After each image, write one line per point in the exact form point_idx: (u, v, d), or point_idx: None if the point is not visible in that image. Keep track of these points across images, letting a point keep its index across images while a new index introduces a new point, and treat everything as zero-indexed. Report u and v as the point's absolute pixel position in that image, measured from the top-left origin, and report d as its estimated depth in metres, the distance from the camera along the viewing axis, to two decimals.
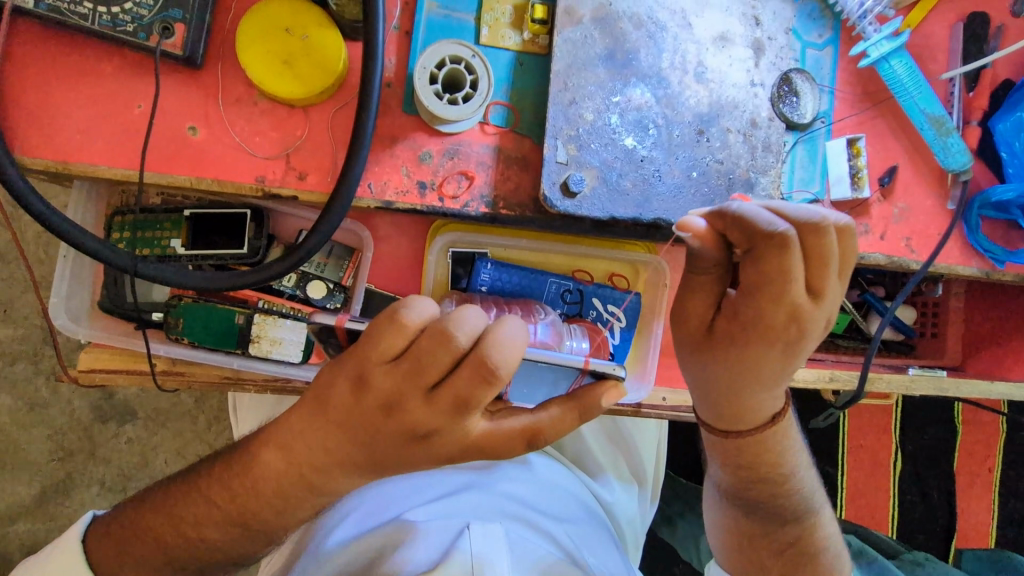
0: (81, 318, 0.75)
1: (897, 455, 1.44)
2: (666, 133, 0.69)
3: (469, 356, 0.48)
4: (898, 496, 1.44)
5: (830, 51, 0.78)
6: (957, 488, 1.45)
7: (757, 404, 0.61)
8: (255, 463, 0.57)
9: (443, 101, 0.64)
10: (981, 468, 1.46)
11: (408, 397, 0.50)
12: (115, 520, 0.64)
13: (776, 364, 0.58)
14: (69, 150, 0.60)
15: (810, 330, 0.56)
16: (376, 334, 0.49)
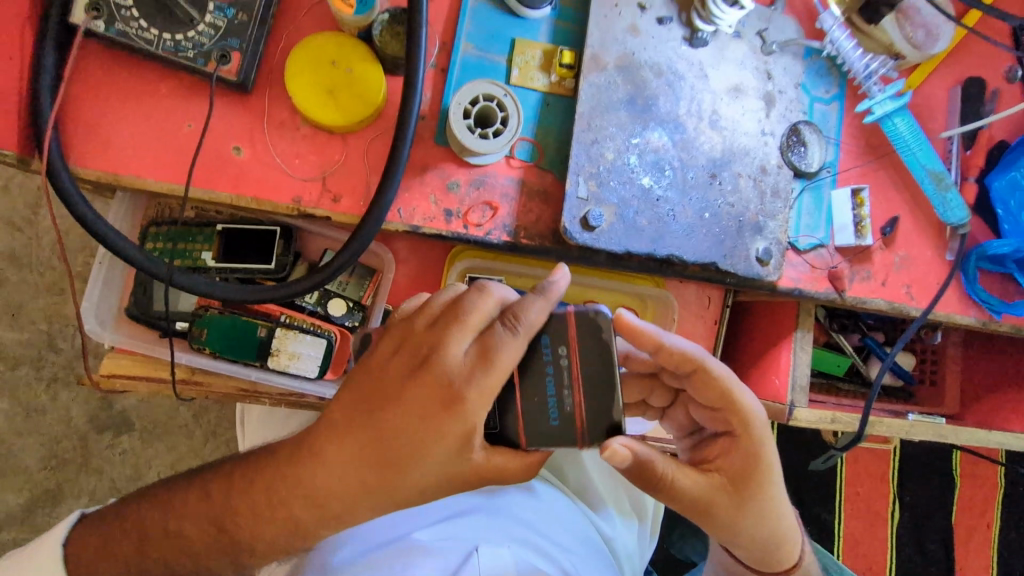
0: (108, 323, 0.77)
1: (893, 505, 1.44)
2: (681, 175, 0.73)
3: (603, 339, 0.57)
4: (893, 547, 1.44)
5: (836, 107, 0.83)
6: (953, 540, 1.45)
7: (768, 526, 0.65)
8: None
9: (475, 135, 0.68)
10: (977, 521, 1.46)
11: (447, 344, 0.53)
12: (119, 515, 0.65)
13: (766, 491, 0.64)
14: (120, 162, 0.63)
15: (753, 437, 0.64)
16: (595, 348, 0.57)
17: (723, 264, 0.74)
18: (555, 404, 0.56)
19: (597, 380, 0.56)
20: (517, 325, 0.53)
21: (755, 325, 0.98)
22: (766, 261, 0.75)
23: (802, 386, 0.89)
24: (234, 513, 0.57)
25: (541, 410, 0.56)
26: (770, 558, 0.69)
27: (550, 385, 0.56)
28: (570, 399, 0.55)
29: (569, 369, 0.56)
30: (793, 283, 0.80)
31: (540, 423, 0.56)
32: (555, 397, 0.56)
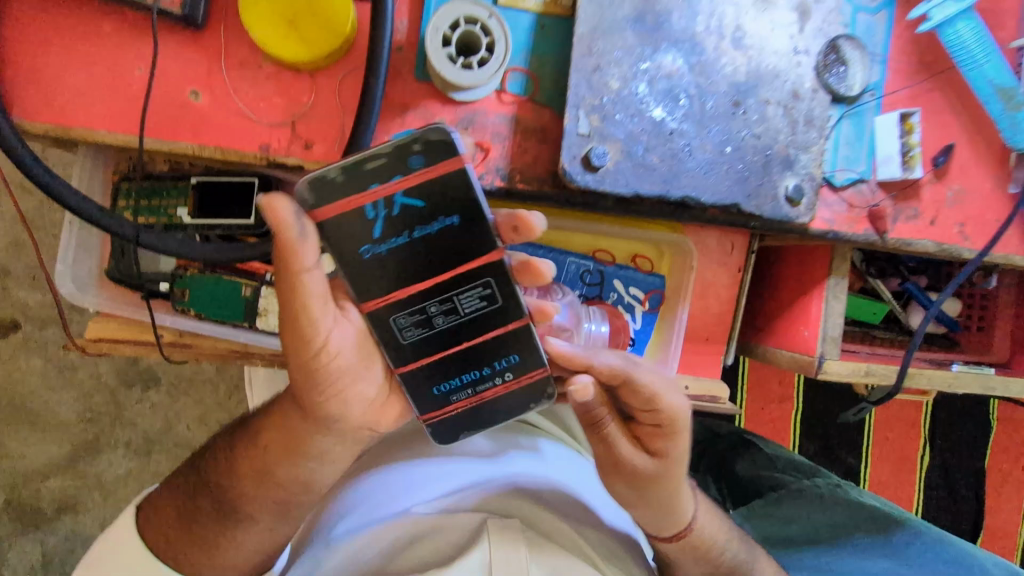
0: (89, 286, 0.74)
1: (925, 451, 1.37)
2: (699, 104, 0.64)
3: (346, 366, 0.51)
4: (922, 493, 1.38)
5: (883, 16, 0.71)
6: (986, 485, 1.39)
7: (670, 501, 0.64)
8: (287, 430, 0.58)
9: (456, 65, 0.59)
10: (1014, 466, 1.39)
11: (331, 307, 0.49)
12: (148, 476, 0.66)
13: (674, 470, 0.61)
14: (68, 113, 0.57)
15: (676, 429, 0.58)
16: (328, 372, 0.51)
17: (746, 206, 0.66)
18: (456, 388, 0.55)
19: (493, 406, 0.56)
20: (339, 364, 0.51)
21: (783, 271, 0.89)
22: (796, 201, 0.67)
23: (834, 337, 0.81)
24: (254, 475, 0.61)
25: (439, 376, 0.54)
26: (667, 529, 0.68)
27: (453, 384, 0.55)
28: (458, 397, 0.55)
29: (495, 387, 0.55)
30: (827, 224, 0.71)
31: (425, 384, 0.54)
32: (461, 388, 0.55)
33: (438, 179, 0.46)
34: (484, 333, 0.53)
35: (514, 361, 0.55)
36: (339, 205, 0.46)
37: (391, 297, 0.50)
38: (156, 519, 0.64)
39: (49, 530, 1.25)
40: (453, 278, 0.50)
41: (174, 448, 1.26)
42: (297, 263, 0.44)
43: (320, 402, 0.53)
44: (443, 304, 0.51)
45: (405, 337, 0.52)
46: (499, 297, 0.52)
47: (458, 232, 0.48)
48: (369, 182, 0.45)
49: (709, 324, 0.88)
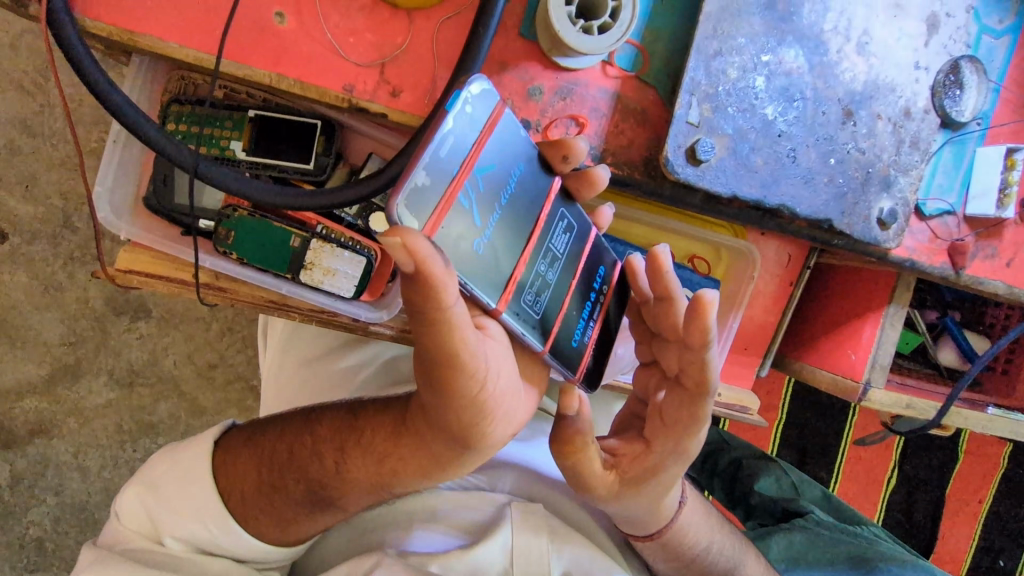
0: (123, 213, 0.68)
1: (892, 475, 1.40)
2: (812, 108, 0.60)
3: (492, 398, 0.49)
4: (883, 516, 1.41)
5: (1007, 41, 0.67)
6: (943, 512, 1.41)
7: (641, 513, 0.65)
8: (409, 440, 0.55)
9: (576, 28, 0.54)
10: (986, 503, 1.42)
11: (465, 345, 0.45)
12: (252, 435, 0.64)
13: (662, 485, 0.62)
14: (138, 19, 0.53)
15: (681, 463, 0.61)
16: (484, 404, 0.49)
17: (838, 223, 0.63)
18: (581, 329, 0.59)
19: (607, 322, 0.62)
20: (488, 395, 0.48)
21: (836, 290, 0.87)
22: (887, 225, 0.64)
23: (882, 365, 0.80)
24: (374, 487, 0.59)
25: (569, 327, 0.58)
26: (640, 530, 0.69)
27: (583, 330, 0.59)
28: (587, 333, 0.60)
29: (605, 303, 0.62)
30: (908, 253, 0.68)
31: (565, 339, 0.58)
32: (585, 333, 0.59)
33: (493, 140, 0.50)
34: (579, 259, 0.59)
35: (601, 276, 0.61)
36: (438, 215, 0.46)
37: (524, 264, 0.53)
38: (236, 471, 0.62)
39: (19, 452, 1.20)
40: (548, 226, 0.55)
41: (160, 382, 1.21)
42: (441, 300, 0.41)
43: (485, 430, 0.51)
44: (550, 255, 0.55)
45: (539, 312, 0.55)
46: (575, 221, 0.58)
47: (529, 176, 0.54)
48: (451, 169, 0.47)
49: (749, 334, 0.86)
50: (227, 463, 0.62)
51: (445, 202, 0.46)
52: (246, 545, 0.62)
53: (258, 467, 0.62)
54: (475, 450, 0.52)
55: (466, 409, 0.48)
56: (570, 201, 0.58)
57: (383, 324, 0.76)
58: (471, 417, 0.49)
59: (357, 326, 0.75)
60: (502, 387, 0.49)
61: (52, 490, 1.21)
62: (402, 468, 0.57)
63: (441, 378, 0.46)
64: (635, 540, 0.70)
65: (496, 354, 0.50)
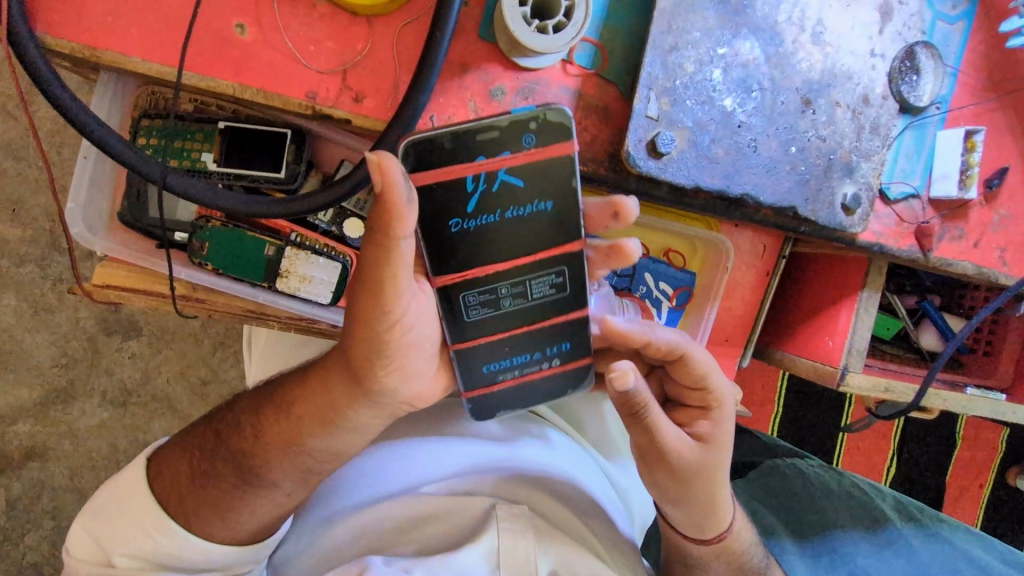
0: (98, 228, 0.69)
1: (892, 462, 1.41)
2: (770, 99, 0.61)
3: (402, 337, 0.53)
4: None
5: (961, 26, 0.68)
6: (942, 497, 1.41)
7: (705, 504, 0.65)
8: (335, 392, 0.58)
9: (531, 28, 0.55)
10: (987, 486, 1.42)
11: (392, 282, 0.48)
12: (185, 436, 0.66)
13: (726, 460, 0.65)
14: (100, 35, 0.54)
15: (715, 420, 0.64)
16: (390, 343, 0.52)
17: (803, 210, 0.63)
18: (505, 368, 0.61)
19: (533, 387, 0.63)
20: (399, 334, 0.52)
21: (813, 278, 0.88)
22: (851, 210, 0.65)
23: (859, 350, 0.81)
24: (283, 441, 0.61)
25: (494, 356, 0.60)
26: (706, 532, 0.67)
27: (504, 360, 0.60)
28: (505, 376, 0.61)
29: (545, 369, 0.62)
30: (875, 237, 0.69)
31: (482, 362, 0.60)
32: (506, 366, 0.61)
33: (540, 162, 0.52)
34: (545, 316, 0.60)
35: (566, 347, 0.62)
36: (439, 172, 0.51)
37: (469, 275, 0.55)
38: (170, 471, 0.63)
39: (13, 477, 1.20)
40: (533, 265, 0.56)
41: (153, 401, 1.21)
42: (394, 228, 0.44)
43: (380, 375, 0.54)
44: (516, 289, 0.57)
45: (470, 317, 0.57)
46: (569, 286, 0.58)
47: (549, 220, 0.54)
48: (479, 154, 0.50)
49: (730, 327, 0.86)
50: (159, 468, 0.63)
51: (437, 171, 0.50)
52: (195, 551, 0.62)
53: (191, 460, 0.63)
54: (369, 392, 0.56)
55: (374, 342, 0.52)
56: (577, 259, 0.57)
57: None
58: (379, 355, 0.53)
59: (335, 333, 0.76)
60: (415, 332, 0.53)
61: (48, 514, 1.21)
62: (315, 425, 0.60)
63: (360, 305, 0.50)
64: (700, 548, 0.69)
65: (423, 311, 0.53)
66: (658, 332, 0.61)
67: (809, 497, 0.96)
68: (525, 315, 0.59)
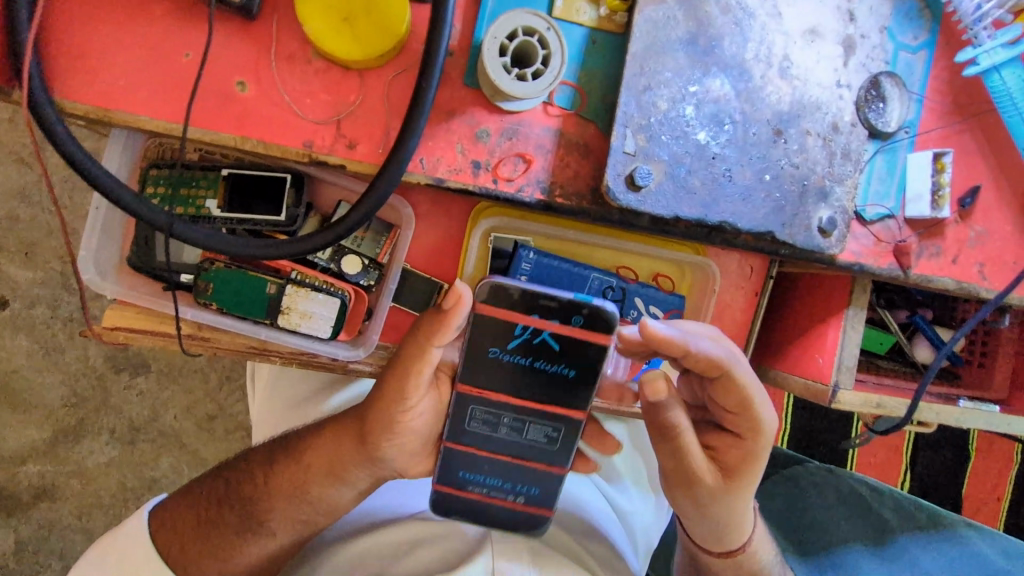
0: (107, 273, 0.72)
1: (905, 477, 1.40)
2: (742, 131, 0.64)
3: (408, 422, 0.61)
4: None
5: (923, 56, 0.72)
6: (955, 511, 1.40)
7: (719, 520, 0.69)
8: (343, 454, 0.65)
9: (510, 75, 0.59)
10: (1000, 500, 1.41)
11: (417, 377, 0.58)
12: (194, 485, 0.71)
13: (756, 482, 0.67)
14: (110, 96, 0.58)
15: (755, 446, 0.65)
16: (397, 422, 0.61)
17: (781, 234, 0.66)
18: (477, 482, 0.66)
19: (492, 509, 0.67)
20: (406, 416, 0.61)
21: (801, 297, 0.90)
22: (828, 233, 0.67)
23: (849, 367, 0.82)
24: (289, 491, 0.67)
25: (472, 467, 0.65)
26: (722, 545, 0.71)
27: (478, 479, 0.66)
28: (474, 488, 0.66)
29: (504, 501, 0.66)
30: (854, 257, 0.72)
31: (458, 467, 0.65)
32: (476, 482, 0.66)
33: (574, 343, 0.57)
34: (525, 458, 0.64)
35: (533, 491, 0.66)
36: (492, 310, 0.56)
37: (483, 395, 0.61)
38: (173, 520, 0.67)
39: (22, 518, 1.22)
40: (539, 415, 0.62)
41: (160, 437, 1.23)
42: (442, 334, 0.56)
43: (382, 446, 0.62)
44: (516, 425, 0.62)
45: (467, 426, 0.63)
46: (561, 442, 0.63)
47: (566, 382, 0.60)
48: (533, 312, 0.55)
49: None
50: (163, 516, 0.67)
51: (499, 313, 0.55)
52: None
53: (196, 508, 0.68)
54: (370, 460, 0.64)
55: (386, 419, 0.61)
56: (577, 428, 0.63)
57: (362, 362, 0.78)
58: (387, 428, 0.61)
59: (337, 365, 0.78)
60: (417, 420, 0.62)
61: (58, 555, 1.22)
62: (315, 480, 0.66)
63: (390, 385, 0.60)
64: (713, 557, 0.73)
65: (431, 407, 0.63)
66: (702, 344, 0.60)
67: (804, 513, 1.03)
68: (509, 448, 0.64)
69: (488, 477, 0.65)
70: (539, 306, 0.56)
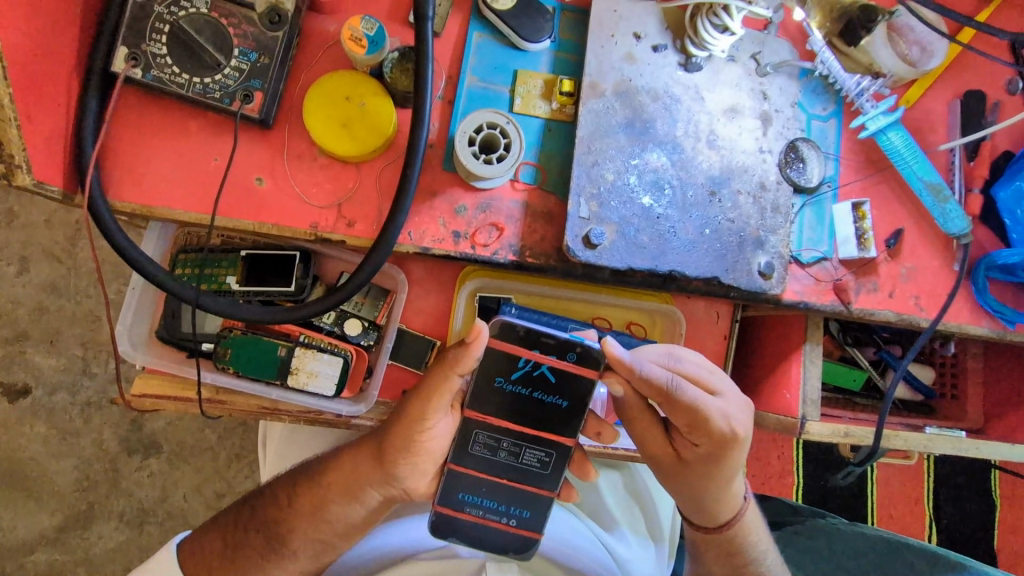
0: (139, 344, 0.82)
1: (932, 530, 1.39)
2: (681, 194, 0.75)
3: (425, 442, 0.67)
4: None
5: (834, 123, 0.84)
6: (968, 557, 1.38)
7: (696, 499, 0.77)
8: (363, 473, 0.72)
9: (479, 160, 0.71)
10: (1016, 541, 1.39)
11: (436, 402, 0.65)
12: (224, 516, 0.79)
13: (720, 475, 0.73)
14: (152, 196, 0.70)
15: (719, 445, 0.70)
16: (414, 441, 0.67)
17: (725, 278, 0.76)
18: (474, 504, 0.72)
19: (486, 533, 0.73)
20: (424, 436, 0.67)
21: (766, 338, 0.98)
22: (768, 275, 0.76)
23: (814, 399, 0.89)
24: (309, 511, 0.73)
25: (470, 490, 0.71)
26: (705, 521, 0.79)
27: (476, 501, 0.72)
28: (471, 510, 0.72)
29: (497, 523, 0.72)
30: (798, 296, 0.81)
31: (456, 489, 0.71)
32: (474, 505, 0.72)
33: (569, 376, 0.66)
34: (519, 481, 0.71)
35: (524, 514, 0.72)
36: (507, 346, 0.64)
37: (487, 420, 0.68)
38: (202, 549, 0.75)
39: None
40: (535, 439, 0.69)
41: (168, 519, 1.28)
42: (461, 368, 0.62)
43: (399, 464, 0.69)
44: (515, 448, 0.70)
45: (471, 449, 0.70)
46: (553, 466, 0.71)
47: (560, 412, 0.68)
48: (534, 347, 0.64)
49: None
50: (195, 547, 0.75)
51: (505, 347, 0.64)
52: None
53: (225, 535, 0.76)
54: (391, 477, 0.70)
55: (407, 438, 0.67)
56: (567, 451, 0.70)
57: (363, 417, 0.86)
58: (405, 447, 0.67)
59: (340, 421, 0.86)
60: (435, 440, 0.68)
61: None
62: (337, 496, 0.73)
63: (412, 407, 0.66)
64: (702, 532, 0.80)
65: (447, 429, 0.68)
66: (649, 366, 0.65)
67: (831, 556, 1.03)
68: (504, 471, 0.71)
69: (485, 501, 0.72)
70: (542, 342, 0.64)
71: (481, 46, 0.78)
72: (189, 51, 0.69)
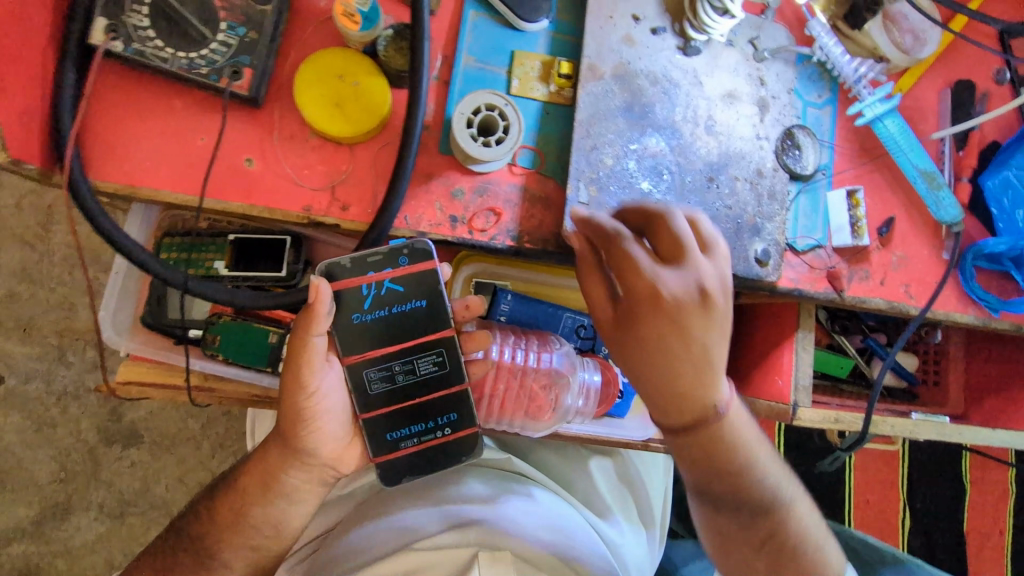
0: (123, 331, 0.79)
1: (905, 512, 1.42)
2: (679, 179, 0.75)
3: (318, 404, 0.65)
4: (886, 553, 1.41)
5: (829, 111, 0.85)
6: (942, 539, 1.42)
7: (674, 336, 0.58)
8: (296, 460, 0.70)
9: (477, 143, 0.70)
10: (987, 525, 1.43)
11: (305, 365, 0.62)
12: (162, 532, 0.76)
13: (699, 324, 0.59)
14: (137, 175, 0.68)
15: (695, 323, 0.58)
16: (304, 409, 0.65)
17: None
18: (405, 436, 0.70)
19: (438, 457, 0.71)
20: (317, 400, 0.65)
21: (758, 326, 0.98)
22: (764, 262, 0.76)
23: (805, 386, 0.89)
24: (277, 496, 0.72)
25: (394, 427, 0.69)
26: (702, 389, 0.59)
27: (408, 433, 0.70)
28: (407, 444, 0.70)
29: (437, 438, 0.70)
30: (792, 283, 0.81)
31: (382, 432, 0.69)
32: (407, 437, 0.70)
33: (415, 275, 0.66)
34: (432, 393, 0.69)
35: (455, 419, 0.70)
36: (347, 282, 0.65)
37: (367, 356, 0.67)
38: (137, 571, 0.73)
39: None
40: (416, 347, 0.68)
41: (150, 511, 1.25)
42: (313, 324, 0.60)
43: (302, 436, 0.67)
44: (407, 366, 0.68)
45: (373, 391, 0.68)
46: (450, 363, 0.69)
47: (424, 312, 0.67)
48: (368, 270, 0.64)
49: None
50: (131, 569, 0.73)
51: (343, 283, 0.64)
52: None
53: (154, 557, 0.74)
54: (300, 451, 0.68)
55: (293, 409, 0.65)
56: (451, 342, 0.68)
57: None
58: (303, 417, 0.65)
59: None
60: (332, 400, 0.66)
61: None
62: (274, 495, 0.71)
63: (287, 377, 0.64)
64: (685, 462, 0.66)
65: (335, 383, 0.66)
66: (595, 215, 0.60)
67: None
68: (412, 391, 0.69)
69: (412, 428, 0.70)
70: (372, 263, 0.65)
71: (478, 25, 0.76)
72: (173, 25, 0.66)
